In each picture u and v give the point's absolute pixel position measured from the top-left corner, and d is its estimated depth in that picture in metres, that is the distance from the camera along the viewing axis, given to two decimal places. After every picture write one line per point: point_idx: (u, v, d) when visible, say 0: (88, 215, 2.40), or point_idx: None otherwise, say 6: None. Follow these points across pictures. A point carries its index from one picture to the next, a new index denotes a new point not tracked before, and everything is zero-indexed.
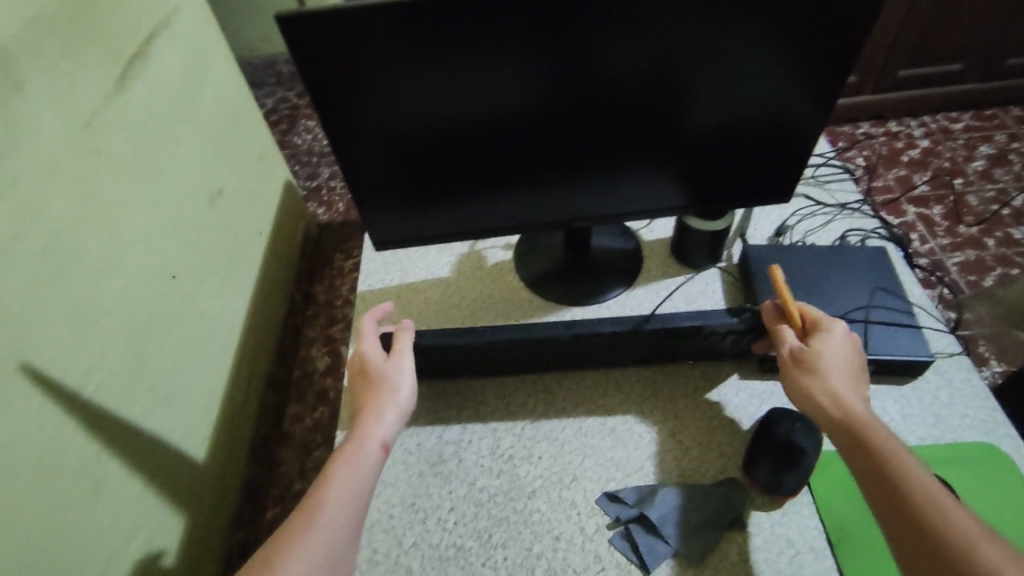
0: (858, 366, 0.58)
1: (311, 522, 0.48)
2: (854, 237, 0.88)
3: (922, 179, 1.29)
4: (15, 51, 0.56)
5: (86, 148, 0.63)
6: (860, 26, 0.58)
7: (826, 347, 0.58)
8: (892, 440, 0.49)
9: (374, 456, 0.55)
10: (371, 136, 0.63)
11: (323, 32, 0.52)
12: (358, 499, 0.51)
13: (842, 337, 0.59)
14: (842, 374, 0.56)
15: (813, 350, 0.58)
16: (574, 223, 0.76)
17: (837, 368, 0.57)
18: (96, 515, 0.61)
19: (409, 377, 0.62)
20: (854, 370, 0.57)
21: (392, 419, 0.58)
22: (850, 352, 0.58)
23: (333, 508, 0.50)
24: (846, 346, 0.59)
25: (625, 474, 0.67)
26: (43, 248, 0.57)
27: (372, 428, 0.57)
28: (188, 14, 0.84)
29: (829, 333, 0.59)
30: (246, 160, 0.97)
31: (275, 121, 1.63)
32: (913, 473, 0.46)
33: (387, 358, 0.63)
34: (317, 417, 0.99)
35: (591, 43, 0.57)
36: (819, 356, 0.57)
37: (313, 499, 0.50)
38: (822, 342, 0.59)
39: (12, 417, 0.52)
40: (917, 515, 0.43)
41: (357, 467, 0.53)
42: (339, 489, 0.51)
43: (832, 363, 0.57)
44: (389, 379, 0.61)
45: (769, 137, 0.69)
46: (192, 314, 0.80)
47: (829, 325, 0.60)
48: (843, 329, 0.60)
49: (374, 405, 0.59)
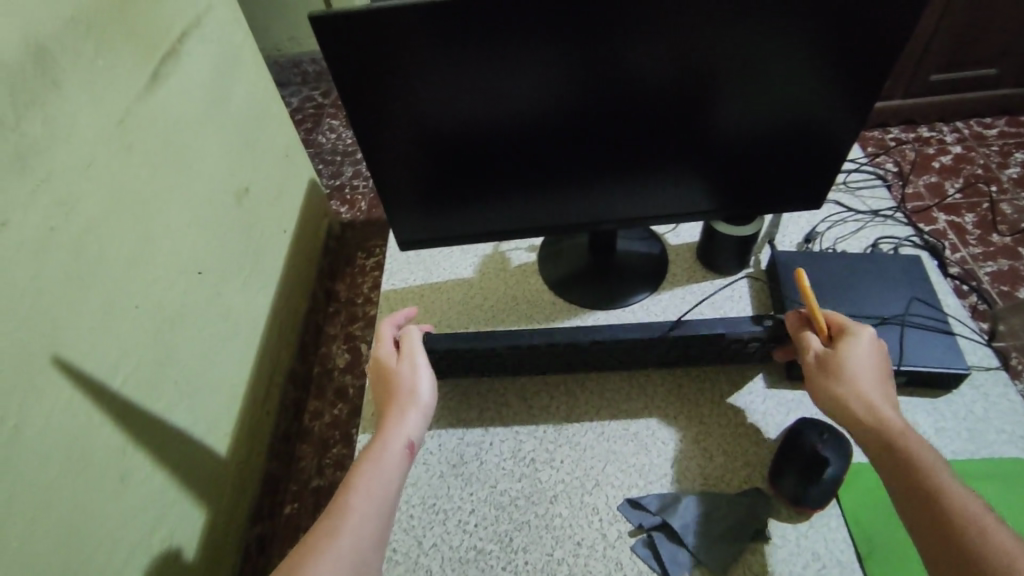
0: (885, 368, 0.57)
1: (338, 526, 0.48)
2: (886, 245, 0.87)
3: (954, 186, 1.25)
4: (55, 50, 0.57)
5: (119, 145, 0.64)
6: (895, 25, 0.56)
7: (851, 350, 0.57)
8: (927, 455, 0.47)
9: (397, 454, 0.55)
10: (399, 137, 0.63)
11: (355, 33, 0.53)
12: (385, 498, 0.52)
13: (869, 344, 0.57)
14: (871, 379, 0.55)
15: (837, 356, 0.57)
16: (602, 225, 0.76)
17: (866, 371, 0.55)
18: (123, 505, 0.62)
19: (424, 373, 0.62)
20: (881, 375, 0.56)
21: (414, 417, 0.58)
22: (878, 354, 0.57)
23: (360, 511, 0.50)
24: (875, 354, 0.57)
25: (647, 481, 0.66)
26: (76, 242, 0.58)
27: (395, 428, 0.57)
28: (220, 13, 0.85)
29: (857, 339, 0.57)
30: (273, 158, 0.98)
31: (300, 120, 1.64)
32: (950, 488, 0.44)
33: (403, 359, 0.63)
34: (336, 414, 0.97)
35: (620, 45, 0.57)
36: (846, 362, 0.56)
37: (340, 503, 0.50)
38: (851, 349, 0.57)
39: (45, 407, 0.53)
40: (955, 534, 0.42)
41: (380, 466, 0.53)
42: (365, 492, 0.51)
43: (859, 367, 0.56)
44: (406, 376, 0.61)
45: (801, 139, 0.68)
46: (217, 310, 0.81)
47: (858, 328, 0.58)
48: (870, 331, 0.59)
49: (395, 403, 0.59)
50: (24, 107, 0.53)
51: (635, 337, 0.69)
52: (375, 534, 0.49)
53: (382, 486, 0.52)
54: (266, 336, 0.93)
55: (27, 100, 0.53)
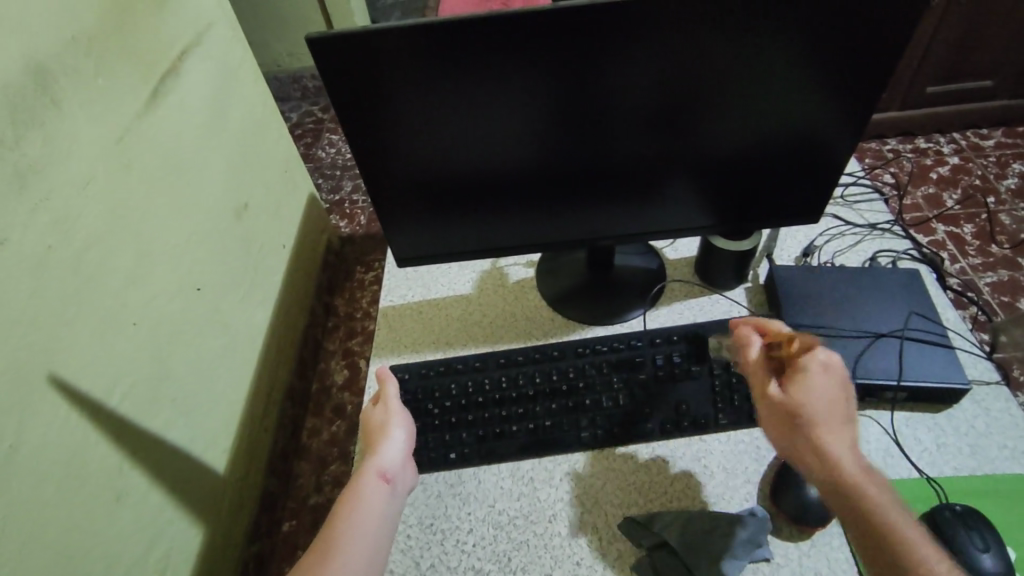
0: (849, 410, 0.53)
1: (320, 562, 0.50)
2: (884, 258, 0.87)
3: (952, 198, 1.24)
4: (54, 69, 0.57)
5: (117, 163, 0.64)
6: (897, 27, 0.56)
7: (812, 396, 0.53)
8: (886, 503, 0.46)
9: (371, 487, 0.57)
10: (397, 154, 0.63)
11: (352, 51, 0.53)
12: (364, 532, 0.54)
13: (822, 376, 0.54)
14: (838, 427, 0.51)
15: (798, 397, 0.53)
16: (599, 241, 0.76)
17: (833, 422, 0.51)
18: (118, 524, 0.61)
19: (399, 413, 0.65)
20: (842, 411, 0.52)
21: (387, 452, 0.61)
22: (842, 392, 0.53)
23: (341, 548, 0.52)
24: (831, 387, 0.53)
25: (647, 499, 0.66)
26: (73, 261, 0.58)
27: (368, 466, 0.59)
28: (220, 30, 0.86)
29: (811, 374, 0.54)
30: (272, 174, 0.98)
31: (299, 135, 1.64)
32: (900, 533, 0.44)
33: (376, 406, 0.66)
34: (334, 431, 0.94)
35: (615, 59, 0.57)
36: (803, 398, 0.53)
37: (320, 543, 0.52)
38: (808, 387, 0.53)
39: (42, 425, 0.53)
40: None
41: (355, 500, 0.55)
42: (345, 531, 0.53)
43: (825, 415, 0.52)
44: (379, 420, 0.64)
45: (794, 154, 0.68)
46: (215, 326, 0.81)
47: (811, 363, 0.55)
48: (833, 361, 0.55)
49: (370, 444, 0.62)
50: (23, 127, 0.53)
51: (617, 349, 0.75)
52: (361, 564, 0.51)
53: (362, 519, 0.54)
54: (264, 353, 0.92)
55: (25, 119, 0.54)
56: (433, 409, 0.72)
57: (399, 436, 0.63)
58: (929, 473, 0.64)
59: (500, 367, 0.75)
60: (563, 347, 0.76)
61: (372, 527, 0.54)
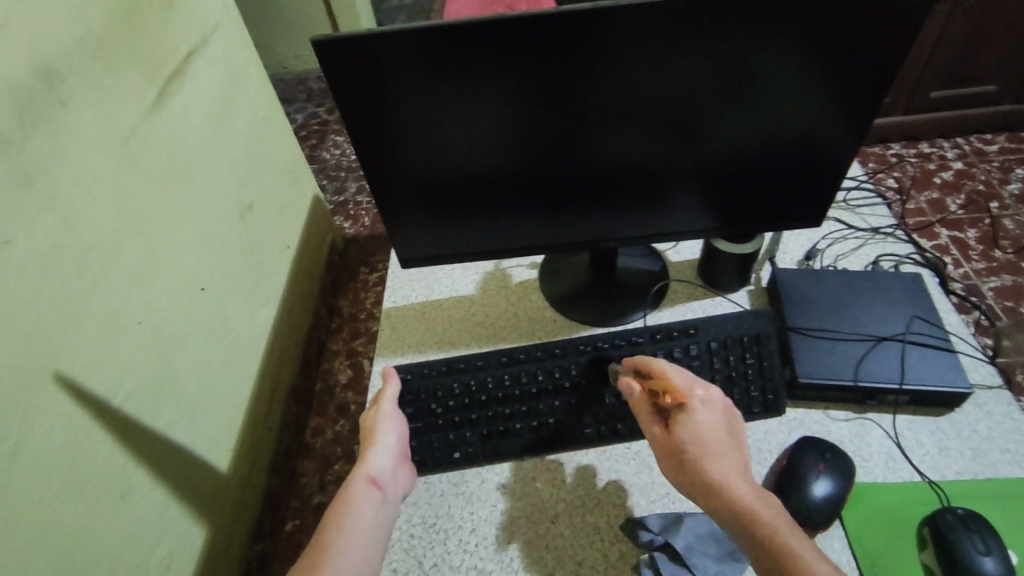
0: (733, 440, 0.55)
1: (317, 557, 0.51)
2: (887, 262, 0.87)
3: (955, 203, 1.24)
4: (62, 70, 0.58)
5: (123, 162, 0.65)
6: (900, 31, 0.56)
7: (691, 429, 0.55)
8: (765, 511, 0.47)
9: (365, 486, 0.58)
10: (401, 156, 0.63)
11: (358, 53, 0.54)
12: (360, 529, 0.54)
13: (703, 411, 0.56)
14: (718, 453, 0.53)
15: (678, 433, 0.55)
16: (602, 243, 0.76)
17: (716, 449, 0.53)
18: (122, 521, 0.61)
19: (393, 418, 0.67)
20: (725, 441, 0.54)
21: (378, 455, 0.62)
22: (723, 427, 0.55)
23: (339, 544, 0.52)
24: (710, 420, 0.55)
25: (649, 500, 0.66)
26: (80, 259, 0.58)
27: (360, 467, 0.60)
28: (226, 32, 0.86)
29: (692, 410, 0.56)
30: (276, 175, 0.99)
31: (304, 136, 1.65)
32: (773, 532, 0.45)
33: (370, 412, 0.67)
34: (339, 429, 0.94)
35: (617, 62, 0.57)
36: (688, 431, 0.55)
37: (315, 544, 0.52)
38: (689, 421, 0.55)
39: (48, 422, 0.53)
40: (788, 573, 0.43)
41: (352, 500, 0.57)
42: (341, 529, 0.54)
43: (707, 446, 0.53)
44: (371, 425, 0.66)
45: (795, 156, 0.68)
46: (219, 325, 0.81)
47: (691, 400, 0.57)
48: (712, 394, 0.57)
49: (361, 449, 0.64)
50: (32, 126, 0.54)
51: (619, 347, 0.75)
52: (358, 557, 0.52)
53: (358, 516, 0.55)
54: (267, 352, 0.93)
55: (34, 119, 0.54)
56: (436, 412, 0.72)
57: (391, 440, 0.64)
58: (931, 477, 0.64)
59: (502, 366, 0.74)
60: (565, 347, 0.75)
61: (368, 524, 0.55)
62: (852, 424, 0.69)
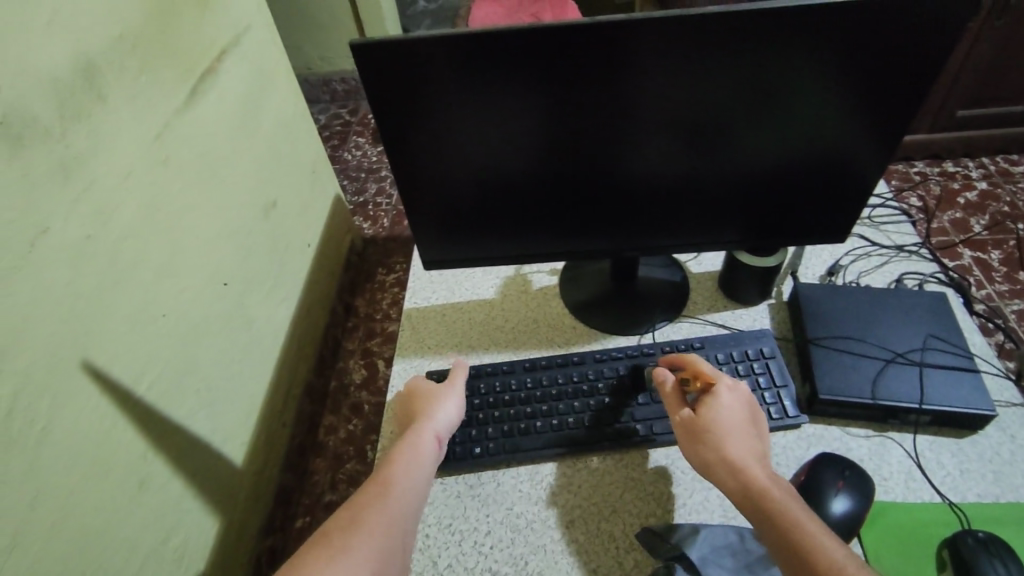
0: (754, 428, 0.58)
1: (384, 489, 0.53)
2: (911, 280, 0.86)
3: (980, 223, 1.22)
4: (101, 66, 0.59)
5: (155, 157, 0.66)
6: (931, 50, 0.56)
7: (717, 411, 0.58)
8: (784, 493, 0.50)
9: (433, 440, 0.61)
10: (429, 159, 0.64)
11: (392, 57, 0.54)
12: (421, 471, 0.56)
13: (731, 399, 0.59)
14: (740, 435, 0.56)
15: (703, 414, 0.58)
16: (624, 252, 0.76)
17: (739, 433, 0.56)
18: (141, 509, 0.63)
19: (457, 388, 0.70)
20: (747, 427, 0.57)
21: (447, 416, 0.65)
22: (744, 415, 0.59)
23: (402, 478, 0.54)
24: (736, 407, 0.59)
25: (665, 510, 0.66)
26: (112, 251, 0.60)
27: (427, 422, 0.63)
28: (258, 33, 0.88)
29: (719, 396, 0.59)
30: (300, 175, 1.00)
31: (327, 137, 1.67)
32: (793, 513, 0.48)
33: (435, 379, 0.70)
34: (351, 429, 0.95)
35: (645, 73, 0.57)
36: (713, 414, 0.58)
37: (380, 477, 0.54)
38: (716, 405, 0.58)
39: (74, 409, 0.54)
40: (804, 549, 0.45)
41: (417, 445, 0.59)
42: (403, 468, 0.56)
43: (729, 427, 0.57)
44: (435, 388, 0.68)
45: (821, 173, 0.68)
46: (240, 320, 0.82)
47: (721, 389, 0.60)
48: (740, 386, 0.60)
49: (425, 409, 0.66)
50: (71, 120, 0.55)
51: (632, 356, 0.76)
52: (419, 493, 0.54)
53: (422, 459, 0.58)
54: (286, 349, 0.94)
55: (73, 112, 0.55)
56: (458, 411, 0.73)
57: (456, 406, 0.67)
58: (952, 498, 0.64)
59: (527, 371, 0.77)
60: (584, 355, 0.77)
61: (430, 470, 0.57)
62: (872, 441, 0.69)
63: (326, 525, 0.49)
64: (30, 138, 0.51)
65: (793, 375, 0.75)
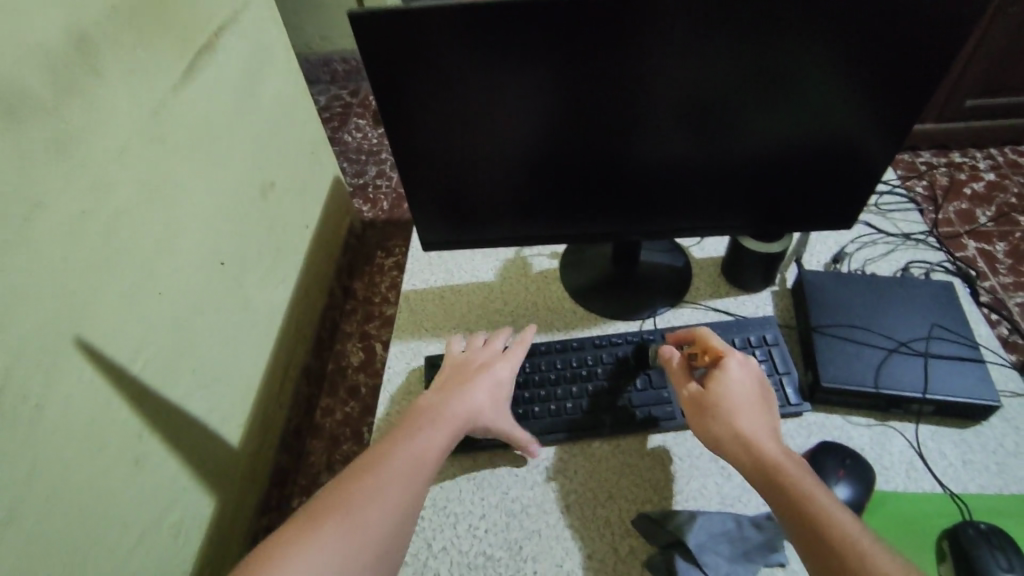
0: (764, 399, 0.58)
1: (382, 466, 0.54)
2: (917, 269, 0.85)
3: (986, 214, 1.21)
4: (95, 37, 0.57)
5: (150, 133, 0.65)
6: (950, 33, 0.54)
7: (727, 387, 0.58)
8: (792, 463, 0.50)
9: (449, 420, 0.62)
10: (430, 136, 0.63)
11: (394, 27, 0.53)
12: (428, 449, 0.57)
13: (741, 372, 0.59)
14: (749, 408, 0.56)
15: (712, 388, 0.58)
16: (626, 236, 0.75)
17: (746, 406, 0.56)
18: (135, 488, 0.62)
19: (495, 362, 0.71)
20: (757, 400, 0.57)
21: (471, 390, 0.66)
22: (754, 387, 0.58)
23: (402, 454, 0.56)
24: (746, 381, 0.58)
25: (662, 496, 0.65)
26: (107, 227, 0.58)
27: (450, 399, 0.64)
28: (257, 8, 0.86)
29: (728, 369, 0.59)
30: (299, 154, 0.99)
31: (326, 118, 1.65)
32: (800, 482, 0.48)
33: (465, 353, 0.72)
34: (348, 411, 0.97)
35: (653, 52, 0.56)
36: (722, 388, 0.58)
37: (378, 453, 0.56)
38: (725, 378, 0.58)
39: (67, 386, 0.54)
40: (808, 515, 0.45)
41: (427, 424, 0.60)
42: (408, 447, 0.57)
43: (737, 400, 0.57)
44: (464, 365, 0.70)
45: (828, 159, 0.66)
46: (237, 300, 0.81)
47: (732, 361, 0.60)
48: (750, 359, 0.60)
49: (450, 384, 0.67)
50: (64, 93, 0.54)
51: (632, 342, 0.75)
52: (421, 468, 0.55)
53: (431, 437, 0.59)
54: (283, 329, 0.93)
55: (67, 84, 0.54)
56: None
57: (484, 379, 0.68)
58: (953, 489, 0.63)
59: (526, 355, 0.76)
60: (583, 340, 0.76)
61: (437, 448, 0.59)
62: (874, 430, 0.68)
63: (321, 496, 0.51)
64: (22, 109, 0.50)
65: (794, 362, 0.74)
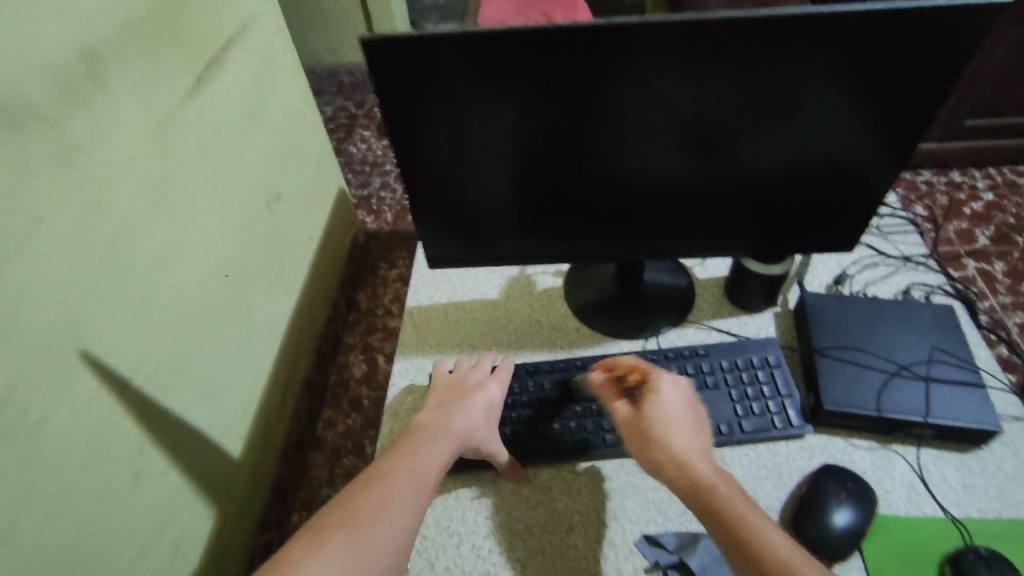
0: (698, 421, 0.60)
1: (383, 480, 0.55)
2: (917, 292, 0.86)
3: (985, 234, 1.22)
4: (103, 54, 0.58)
5: (157, 147, 0.65)
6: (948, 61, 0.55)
7: (659, 409, 0.60)
8: (726, 484, 0.53)
9: (447, 434, 0.63)
10: (437, 156, 0.63)
11: (403, 52, 0.54)
12: (429, 464, 0.58)
13: (674, 396, 0.62)
14: (684, 431, 0.58)
15: (646, 411, 0.60)
16: (630, 256, 0.76)
17: (682, 428, 0.59)
18: (134, 502, 0.62)
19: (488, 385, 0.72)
20: (691, 422, 0.60)
21: (469, 410, 0.67)
22: (686, 410, 0.61)
23: (402, 467, 0.56)
24: (679, 404, 0.61)
25: (665, 517, 0.65)
26: (111, 241, 0.59)
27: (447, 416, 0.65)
28: (265, 24, 0.87)
29: (660, 392, 0.62)
30: (304, 168, 1.00)
31: (332, 129, 1.66)
32: (738, 504, 0.50)
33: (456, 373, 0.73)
34: (350, 423, 0.96)
35: (657, 76, 0.57)
36: (655, 410, 0.60)
37: (378, 467, 0.56)
38: (658, 402, 0.61)
39: (69, 399, 0.54)
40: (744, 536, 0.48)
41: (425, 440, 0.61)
42: (410, 462, 0.58)
43: (670, 422, 0.59)
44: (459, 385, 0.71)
45: (829, 182, 0.67)
46: (241, 313, 0.82)
47: (663, 385, 0.62)
48: (679, 382, 0.63)
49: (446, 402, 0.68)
50: (69, 107, 0.54)
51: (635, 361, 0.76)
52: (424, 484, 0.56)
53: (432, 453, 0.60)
54: (286, 342, 0.93)
55: (73, 98, 0.54)
56: None
57: (480, 401, 0.69)
58: (953, 513, 0.63)
59: (529, 374, 0.77)
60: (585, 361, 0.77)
61: (439, 461, 0.60)
62: (875, 453, 0.68)
63: (324, 510, 0.51)
64: (28, 122, 0.50)
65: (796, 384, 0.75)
